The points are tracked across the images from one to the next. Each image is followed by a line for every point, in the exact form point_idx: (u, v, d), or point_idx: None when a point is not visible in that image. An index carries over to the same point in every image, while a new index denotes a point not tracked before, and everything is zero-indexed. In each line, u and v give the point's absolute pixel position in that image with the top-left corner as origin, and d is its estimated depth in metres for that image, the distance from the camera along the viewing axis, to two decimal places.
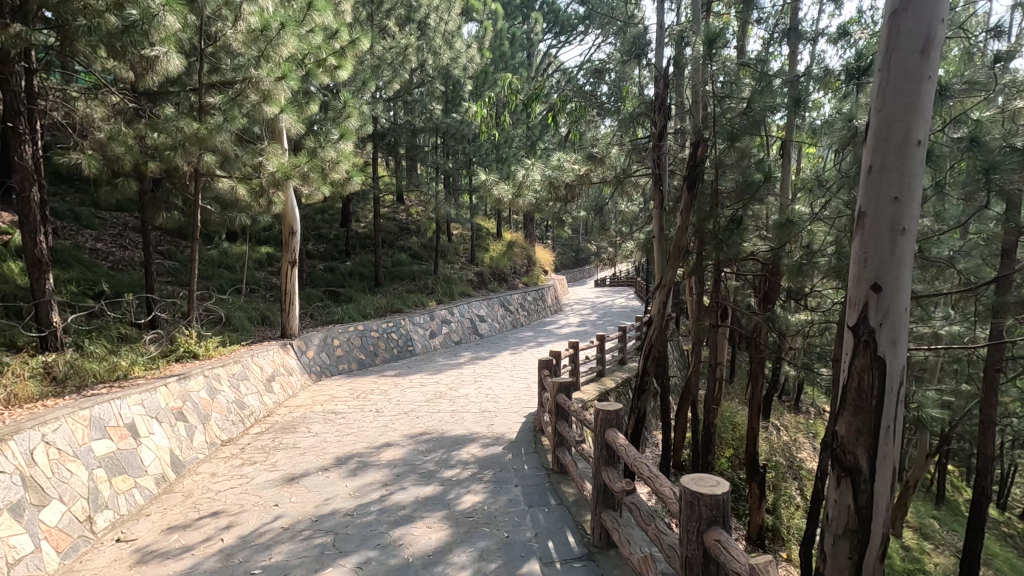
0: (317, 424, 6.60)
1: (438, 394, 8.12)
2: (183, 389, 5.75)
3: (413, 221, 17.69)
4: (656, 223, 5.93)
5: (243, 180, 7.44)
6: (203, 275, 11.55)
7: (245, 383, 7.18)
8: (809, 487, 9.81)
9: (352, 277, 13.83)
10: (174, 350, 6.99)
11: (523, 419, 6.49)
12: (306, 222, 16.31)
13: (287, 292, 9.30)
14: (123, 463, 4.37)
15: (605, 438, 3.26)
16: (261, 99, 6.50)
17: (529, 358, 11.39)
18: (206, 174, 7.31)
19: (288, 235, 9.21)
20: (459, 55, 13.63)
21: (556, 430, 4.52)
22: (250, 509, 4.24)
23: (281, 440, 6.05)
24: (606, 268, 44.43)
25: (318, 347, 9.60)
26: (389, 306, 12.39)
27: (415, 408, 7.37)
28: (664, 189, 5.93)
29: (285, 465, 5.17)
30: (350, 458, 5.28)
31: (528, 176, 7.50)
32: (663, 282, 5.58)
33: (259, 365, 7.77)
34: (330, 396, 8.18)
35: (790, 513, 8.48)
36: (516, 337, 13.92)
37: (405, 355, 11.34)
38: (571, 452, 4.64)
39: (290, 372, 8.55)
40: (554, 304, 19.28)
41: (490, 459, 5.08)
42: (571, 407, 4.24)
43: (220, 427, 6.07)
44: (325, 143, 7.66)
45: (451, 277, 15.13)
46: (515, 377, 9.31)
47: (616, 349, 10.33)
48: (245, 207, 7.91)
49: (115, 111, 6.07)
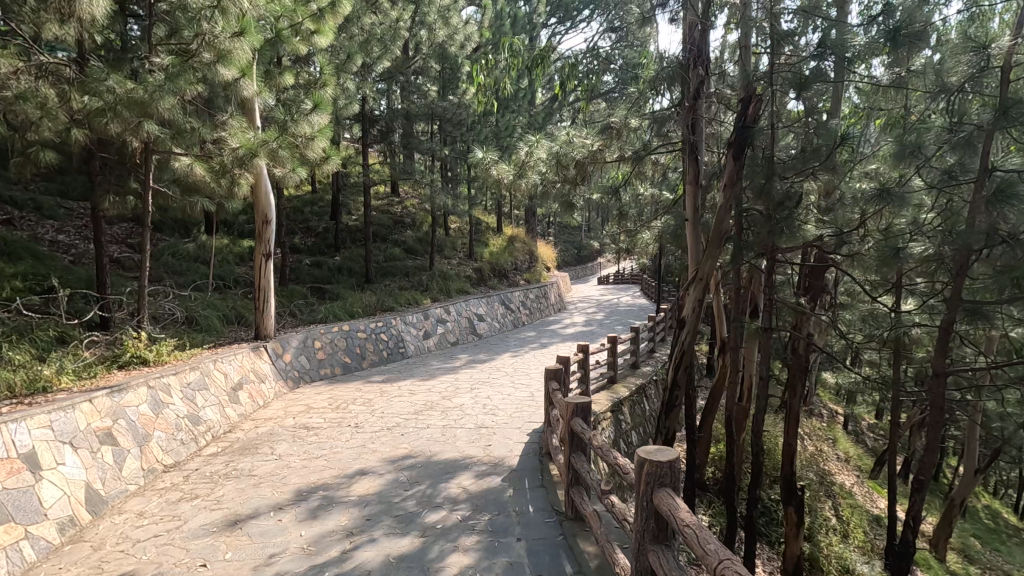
0: (283, 445, 5.59)
1: (427, 405, 7.11)
2: (115, 405, 4.75)
3: (408, 214, 16.66)
4: (688, 203, 4.92)
5: (202, 159, 6.43)
6: (175, 270, 10.57)
7: (202, 393, 6.20)
8: (844, 506, 8.79)
9: (340, 273, 12.83)
10: (118, 356, 5.97)
11: (525, 438, 5.49)
12: (294, 214, 15.31)
13: (261, 288, 8.33)
14: (8, 508, 3.39)
15: (653, 506, 2.13)
16: (216, 60, 5.50)
17: (531, 361, 10.37)
18: (159, 151, 6.31)
19: (261, 225, 8.23)
20: (456, 32, 12.53)
21: (570, 465, 3.51)
22: (168, 571, 3.23)
23: (236, 465, 5.05)
24: (608, 265, 43.38)
25: (297, 349, 8.62)
26: (379, 303, 11.38)
27: (401, 422, 6.36)
28: (700, 162, 4.90)
29: (231, 503, 4.17)
30: (312, 493, 4.27)
31: (533, 153, 6.48)
32: (698, 275, 4.56)
33: (222, 372, 6.77)
34: (305, 407, 7.17)
35: (829, 539, 7.47)
36: (517, 338, 12.90)
37: (396, 357, 10.34)
38: (588, 493, 3.64)
39: (261, 379, 7.55)
40: (556, 302, 18.21)
41: (484, 495, 4.07)
42: (592, 438, 3.24)
43: (163, 450, 5.06)
44: (297, 116, 6.65)
45: (448, 272, 14.10)
46: (517, 384, 8.31)
47: (628, 351, 9.34)
48: (207, 190, 6.91)
49: (37, 71, 5.07)
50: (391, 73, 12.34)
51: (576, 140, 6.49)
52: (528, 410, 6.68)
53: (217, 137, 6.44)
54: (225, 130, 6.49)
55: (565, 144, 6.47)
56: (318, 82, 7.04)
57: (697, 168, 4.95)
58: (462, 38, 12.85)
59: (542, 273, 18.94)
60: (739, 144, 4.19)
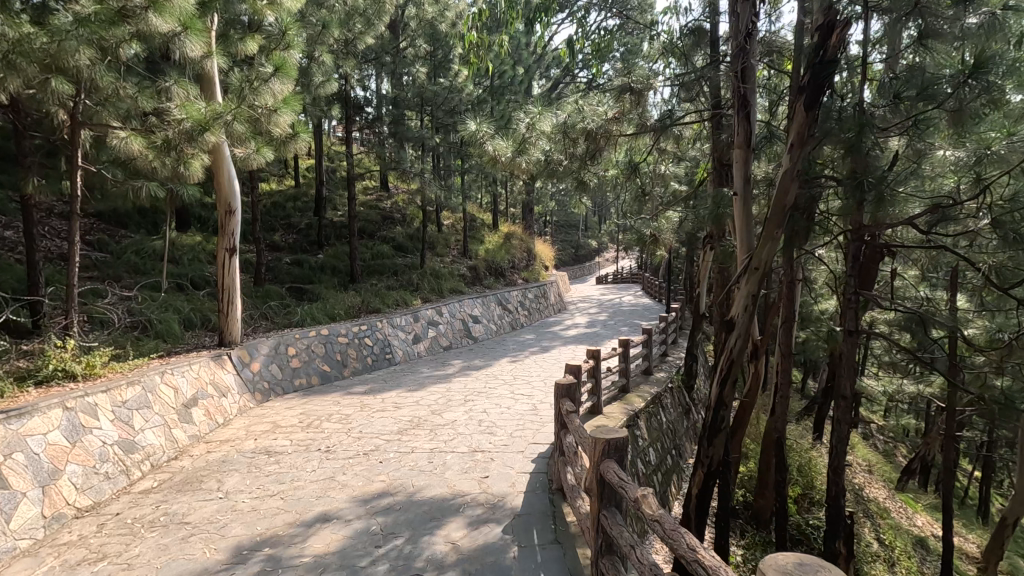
0: (234, 477, 4.57)
1: (413, 422, 6.09)
2: (9, 436, 3.72)
3: (398, 209, 15.63)
4: (735, 174, 3.91)
5: (142, 135, 5.41)
6: (137, 269, 9.53)
7: (142, 413, 5.16)
8: (885, 528, 7.84)
9: (322, 271, 11.80)
10: (37, 369, 4.94)
11: (529, 468, 4.52)
12: (275, 210, 14.29)
13: (226, 288, 7.32)
14: None
15: None
16: (147, 5, 4.48)
17: (531, 367, 9.37)
18: (90, 124, 5.28)
19: (224, 216, 7.21)
20: (446, 8, 11.45)
21: (599, 524, 2.54)
22: None
23: (170, 507, 4.04)
24: (606, 265, 42.44)
25: (267, 357, 7.59)
26: (364, 304, 10.36)
27: (380, 445, 5.34)
28: (754, 120, 3.86)
29: (146, 567, 3.17)
30: (253, 553, 3.26)
31: (536, 125, 5.50)
32: (754, 263, 3.55)
33: (172, 387, 5.74)
34: (271, 425, 6.16)
35: (877, 571, 6.52)
36: (516, 341, 11.91)
37: (382, 364, 9.34)
38: (623, 559, 2.68)
39: (222, 394, 6.52)
40: (555, 303, 17.23)
41: (480, 556, 3.10)
42: (636, 493, 2.26)
43: (76, 489, 4.05)
44: (256, 83, 5.66)
45: (440, 270, 13.08)
46: (517, 395, 7.32)
47: (640, 356, 8.37)
48: (153, 172, 5.90)
49: None
50: (376, 54, 11.38)
51: (588, 109, 5.55)
52: (531, 429, 5.70)
53: (160, 108, 5.43)
54: (170, 99, 5.48)
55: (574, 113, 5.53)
56: (279, 43, 6.04)
57: (750, 128, 3.88)
58: (454, 17, 11.85)
59: (541, 272, 17.95)
60: (816, 87, 3.15)
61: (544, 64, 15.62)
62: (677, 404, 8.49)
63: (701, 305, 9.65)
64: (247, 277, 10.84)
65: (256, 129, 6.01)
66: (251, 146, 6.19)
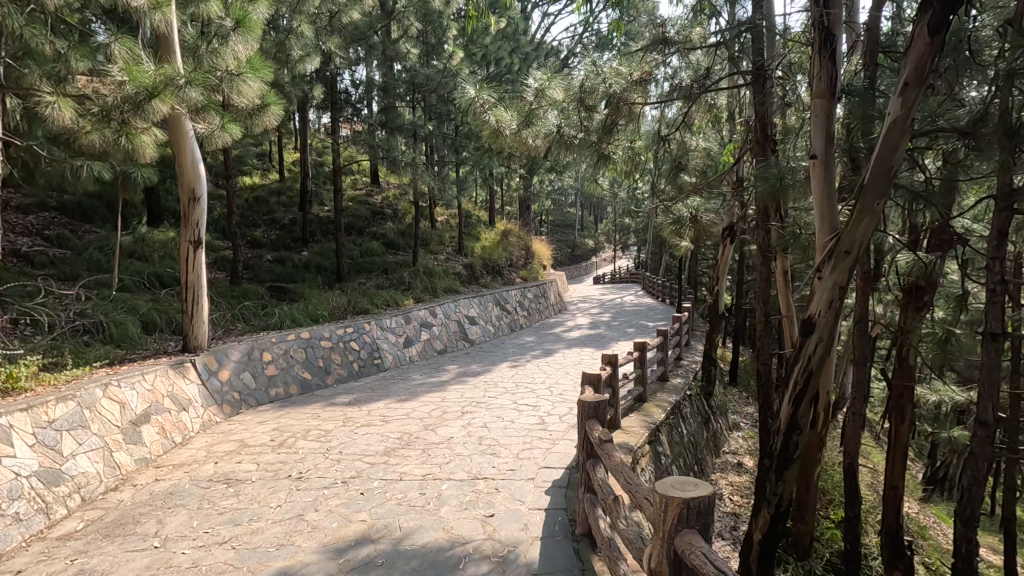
0: (179, 516, 3.72)
1: (403, 442, 5.23)
2: None
3: (389, 205, 14.78)
4: (815, 132, 3.57)
5: (76, 102, 4.55)
6: (100, 266, 8.65)
7: (77, 433, 4.30)
8: (932, 551, 7.04)
9: (306, 270, 10.92)
10: None
11: (542, 504, 3.68)
12: (258, 204, 13.42)
13: (191, 286, 6.47)
14: None
15: None
16: None
17: (534, 372, 8.53)
18: (13, 89, 4.43)
19: (187, 204, 6.33)
20: None
21: None
22: None
23: (92, 559, 3.21)
24: (603, 266, 41.62)
25: (239, 364, 6.72)
26: (351, 305, 9.51)
27: (363, 471, 4.49)
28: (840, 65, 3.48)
29: None
30: None
31: (546, 93, 4.74)
32: (843, 247, 3.17)
33: (117, 402, 4.86)
34: (238, 445, 5.30)
35: None
36: (516, 344, 11.09)
37: (370, 370, 8.48)
38: None
39: (182, 407, 5.66)
40: (555, 303, 16.39)
41: None
42: None
43: None
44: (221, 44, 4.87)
45: (434, 269, 12.22)
46: (521, 406, 6.49)
47: (657, 360, 7.57)
48: (96, 149, 5.05)
49: None
50: (364, 33, 10.58)
51: (605, 72, 4.79)
52: (540, 451, 4.86)
53: (99, 72, 4.59)
54: (111, 60, 4.61)
55: (589, 74, 4.81)
56: None
57: (831, 77, 3.50)
58: None
59: (540, 271, 17.15)
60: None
61: (542, 52, 14.87)
62: (697, 414, 7.68)
63: (719, 304, 8.86)
64: (223, 276, 9.96)
65: (219, 101, 5.20)
66: (215, 122, 5.36)
